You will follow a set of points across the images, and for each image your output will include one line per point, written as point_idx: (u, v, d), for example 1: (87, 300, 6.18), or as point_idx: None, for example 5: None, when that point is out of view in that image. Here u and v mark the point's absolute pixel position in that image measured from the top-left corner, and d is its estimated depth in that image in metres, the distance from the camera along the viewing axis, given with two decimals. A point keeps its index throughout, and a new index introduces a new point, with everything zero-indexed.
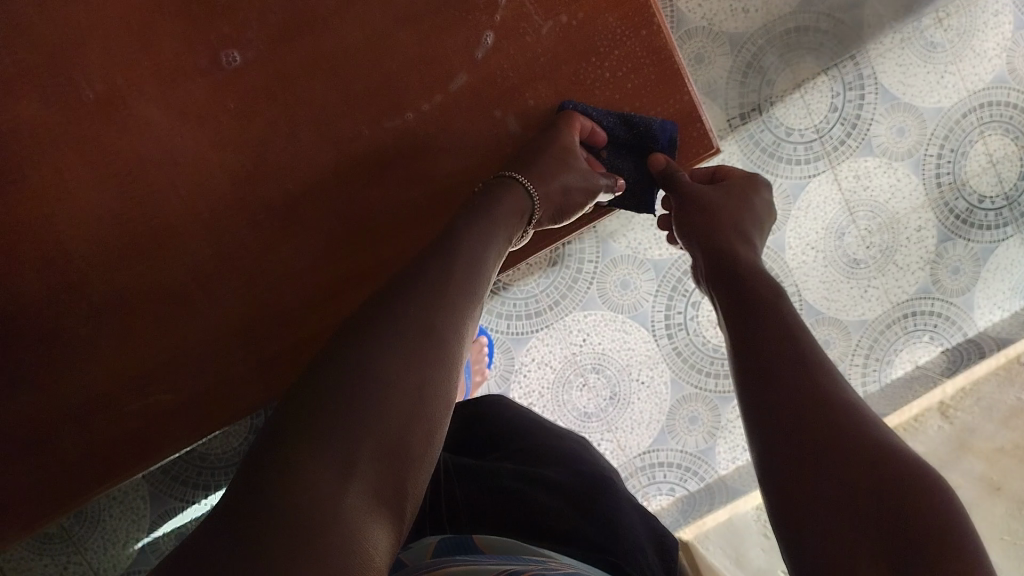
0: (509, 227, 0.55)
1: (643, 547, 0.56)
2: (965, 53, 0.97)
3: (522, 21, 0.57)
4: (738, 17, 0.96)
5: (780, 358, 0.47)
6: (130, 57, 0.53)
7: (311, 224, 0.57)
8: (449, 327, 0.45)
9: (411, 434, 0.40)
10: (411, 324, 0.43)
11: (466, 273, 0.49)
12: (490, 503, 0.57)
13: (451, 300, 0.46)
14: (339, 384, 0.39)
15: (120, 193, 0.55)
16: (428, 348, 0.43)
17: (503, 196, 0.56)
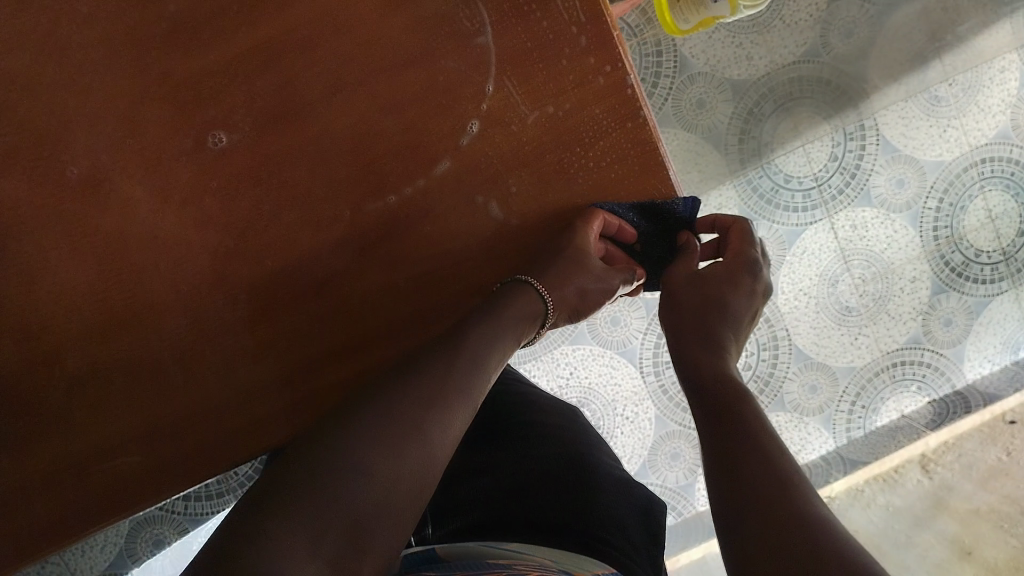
0: (519, 335, 0.58)
1: (619, 506, 0.68)
2: (970, 108, 1.13)
3: (507, 111, 0.58)
4: (742, 64, 1.11)
5: (747, 450, 0.50)
6: (117, 136, 0.55)
7: (286, 300, 0.59)
8: (439, 425, 0.47)
9: (382, 516, 0.42)
10: (402, 420, 0.46)
11: (464, 368, 0.51)
12: (489, 499, 0.69)
13: (450, 398, 0.49)
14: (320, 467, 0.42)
15: (104, 264, 0.57)
16: (411, 445, 0.45)
17: (518, 303, 0.59)
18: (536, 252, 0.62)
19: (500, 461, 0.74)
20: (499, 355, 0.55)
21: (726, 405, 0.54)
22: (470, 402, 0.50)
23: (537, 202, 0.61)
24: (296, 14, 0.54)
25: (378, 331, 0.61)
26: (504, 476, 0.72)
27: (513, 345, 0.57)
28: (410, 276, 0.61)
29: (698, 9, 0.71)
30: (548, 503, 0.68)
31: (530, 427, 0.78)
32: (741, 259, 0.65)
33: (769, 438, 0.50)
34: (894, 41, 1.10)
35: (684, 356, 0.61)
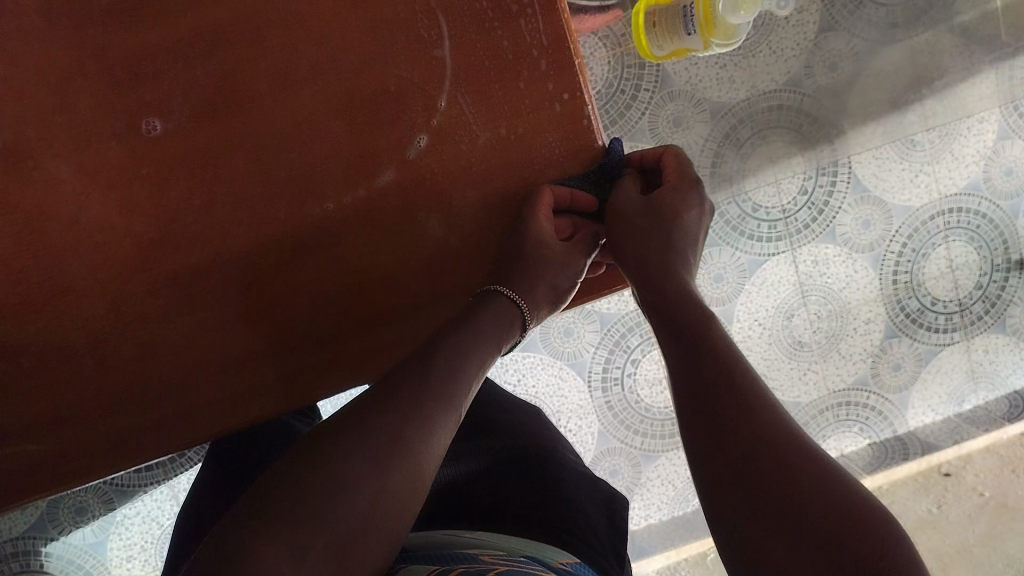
0: (500, 343, 0.54)
1: (587, 505, 0.61)
2: (945, 156, 1.12)
3: (458, 126, 0.56)
4: (723, 86, 1.08)
5: (749, 410, 0.44)
6: (45, 111, 0.52)
7: (209, 299, 0.56)
8: (420, 438, 0.45)
9: (369, 533, 0.41)
10: (384, 433, 0.44)
11: (445, 368, 0.49)
12: (451, 499, 0.61)
13: (430, 408, 0.47)
14: (309, 485, 0.41)
15: (18, 242, 0.53)
16: (399, 455, 0.44)
17: (497, 316, 0.55)
18: (503, 256, 0.56)
19: (456, 453, 0.67)
20: (483, 359, 0.52)
21: (699, 342, 0.50)
22: (459, 403, 0.49)
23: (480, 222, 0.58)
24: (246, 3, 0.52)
25: (298, 338, 0.57)
26: (460, 467, 0.65)
27: (493, 352, 0.54)
28: (338, 285, 0.57)
29: (671, 37, 0.69)
30: (508, 496, 0.61)
31: (489, 420, 0.72)
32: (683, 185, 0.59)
33: (745, 370, 0.47)
34: (877, 82, 1.09)
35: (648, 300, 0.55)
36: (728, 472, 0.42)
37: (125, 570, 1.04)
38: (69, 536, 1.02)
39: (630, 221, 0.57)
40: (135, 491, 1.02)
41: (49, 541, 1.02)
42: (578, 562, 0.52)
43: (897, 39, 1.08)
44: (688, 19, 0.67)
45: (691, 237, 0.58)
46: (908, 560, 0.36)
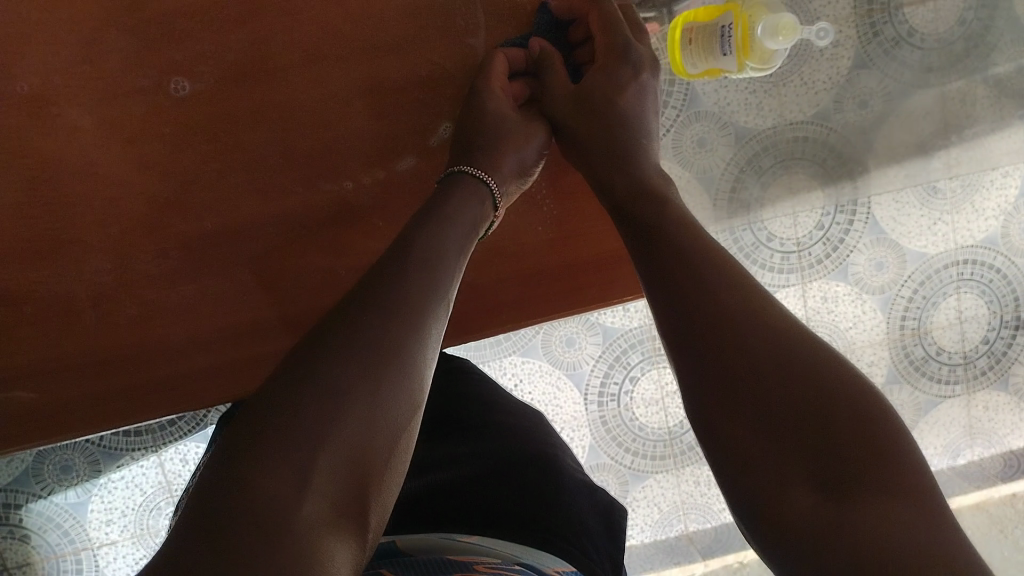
0: (475, 225, 0.52)
1: (585, 515, 0.61)
2: (965, 207, 1.13)
3: None
4: (751, 110, 1.05)
5: (747, 318, 0.41)
6: (74, 60, 0.51)
7: (219, 266, 0.56)
8: (408, 335, 0.41)
9: (375, 438, 0.37)
10: (370, 336, 0.40)
11: (425, 267, 0.45)
12: (443, 499, 0.60)
13: (409, 306, 0.42)
14: (302, 397, 0.36)
15: (33, 190, 0.53)
16: (392, 358, 0.39)
17: (468, 196, 0.52)
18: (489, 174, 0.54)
19: (451, 457, 0.66)
20: (461, 244, 0.49)
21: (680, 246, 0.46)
22: (444, 300, 0.45)
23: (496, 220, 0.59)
24: None
25: (303, 316, 0.58)
26: (458, 469, 0.63)
27: (472, 237, 0.51)
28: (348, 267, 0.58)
29: (705, 56, 0.68)
30: (506, 497, 0.60)
31: (490, 420, 0.71)
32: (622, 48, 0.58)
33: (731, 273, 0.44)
34: (906, 125, 1.08)
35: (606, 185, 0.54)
36: (703, 376, 0.40)
37: (102, 534, 1.03)
38: (52, 495, 1.02)
39: (569, 108, 0.57)
40: (121, 458, 1.01)
41: (31, 497, 1.02)
42: (573, 571, 0.53)
43: (932, 83, 1.06)
44: (725, 39, 0.66)
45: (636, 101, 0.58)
46: (893, 437, 0.36)
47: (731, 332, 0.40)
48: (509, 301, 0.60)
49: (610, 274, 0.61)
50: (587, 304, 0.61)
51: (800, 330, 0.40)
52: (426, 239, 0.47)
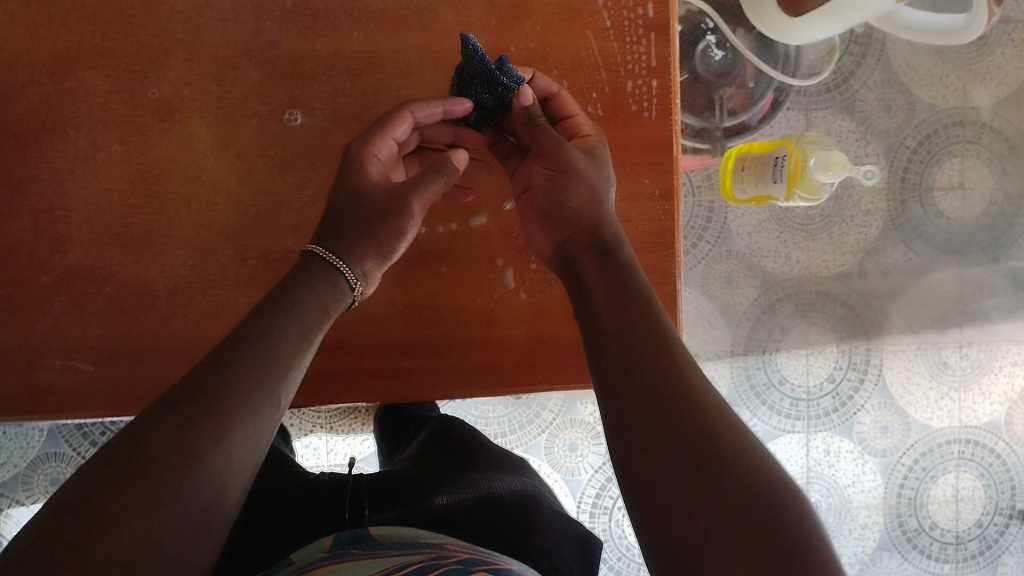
0: (325, 312, 0.49)
1: (558, 545, 0.60)
2: (973, 387, 1.16)
3: None
4: (779, 258, 1.13)
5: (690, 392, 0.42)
6: (206, 78, 0.58)
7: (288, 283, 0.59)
8: (230, 419, 0.40)
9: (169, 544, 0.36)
10: (185, 426, 0.39)
11: (272, 349, 0.44)
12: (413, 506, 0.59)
13: (241, 389, 0.41)
14: (116, 496, 0.35)
15: (140, 182, 0.58)
16: (203, 447, 0.38)
17: (318, 282, 0.50)
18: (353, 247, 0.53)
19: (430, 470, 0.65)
20: (317, 329, 0.48)
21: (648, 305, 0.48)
22: (284, 383, 0.44)
23: (546, 291, 0.64)
24: (412, 37, 0.59)
25: (356, 341, 0.63)
26: (434, 479, 0.62)
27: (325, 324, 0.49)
28: (405, 303, 0.63)
29: (756, 182, 0.76)
30: (480, 512, 0.59)
31: (473, 449, 0.70)
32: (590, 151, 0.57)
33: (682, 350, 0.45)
34: (923, 298, 1.15)
35: (580, 264, 0.53)
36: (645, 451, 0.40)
37: None
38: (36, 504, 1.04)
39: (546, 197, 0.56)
40: None
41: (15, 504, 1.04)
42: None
43: (950, 264, 1.15)
44: (777, 168, 0.73)
45: (591, 189, 0.55)
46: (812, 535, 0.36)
47: (683, 414, 0.40)
48: (545, 367, 0.64)
49: None
50: None
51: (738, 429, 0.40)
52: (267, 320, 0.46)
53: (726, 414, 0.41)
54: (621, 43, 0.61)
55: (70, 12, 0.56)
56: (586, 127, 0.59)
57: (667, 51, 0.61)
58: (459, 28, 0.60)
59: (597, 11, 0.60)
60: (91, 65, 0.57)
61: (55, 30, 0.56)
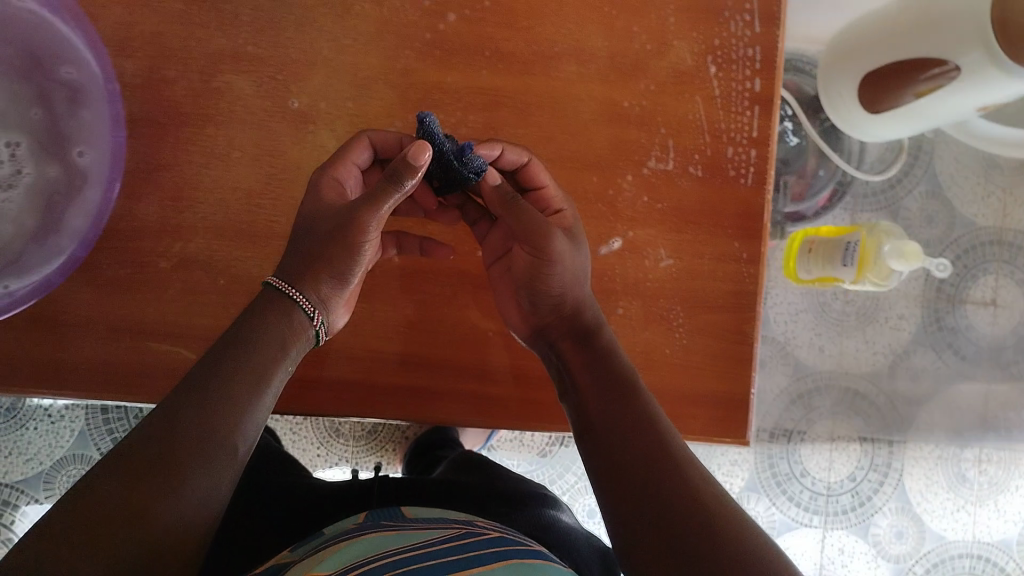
0: (282, 346, 0.51)
1: (574, 549, 0.62)
2: (989, 503, 1.17)
3: (649, 244, 0.64)
4: (813, 350, 1.16)
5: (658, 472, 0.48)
6: (343, 96, 0.63)
7: (394, 293, 0.64)
8: (183, 440, 0.42)
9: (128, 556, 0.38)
10: (138, 452, 0.41)
11: (226, 376, 0.46)
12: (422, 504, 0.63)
13: (191, 411, 0.44)
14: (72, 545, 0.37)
15: (267, 181, 0.62)
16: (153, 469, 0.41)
17: (278, 316, 0.51)
18: (313, 274, 0.54)
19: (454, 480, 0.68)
20: (279, 354, 0.50)
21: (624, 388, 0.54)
22: (240, 401, 0.45)
23: (631, 336, 0.64)
24: (535, 82, 0.64)
25: (448, 362, 0.64)
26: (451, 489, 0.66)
27: (282, 353, 0.50)
28: (495, 330, 0.65)
29: (824, 265, 0.80)
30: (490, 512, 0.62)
31: (504, 471, 0.74)
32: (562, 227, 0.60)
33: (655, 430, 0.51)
34: (949, 408, 1.18)
35: (559, 350, 0.59)
36: (634, 526, 0.47)
37: None
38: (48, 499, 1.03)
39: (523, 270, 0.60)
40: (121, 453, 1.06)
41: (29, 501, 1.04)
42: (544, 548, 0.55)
43: (978, 377, 1.18)
44: (846, 253, 0.77)
45: (569, 274, 0.59)
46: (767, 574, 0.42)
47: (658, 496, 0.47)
48: None
49: (715, 418, 0.65)
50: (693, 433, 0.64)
51: (703, 493, 0.47)
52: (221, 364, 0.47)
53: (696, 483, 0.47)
54: (728, 111, 0.65)
55: (228, 20, 0.61)
56: (555, 199, 0.62)
57: (769, 124, 0.65)
58: (579, 79, 0.64)
59: (708, 79, 0.65)
60: (240, 69, 0.61)
61: (212, 34, 0.61)
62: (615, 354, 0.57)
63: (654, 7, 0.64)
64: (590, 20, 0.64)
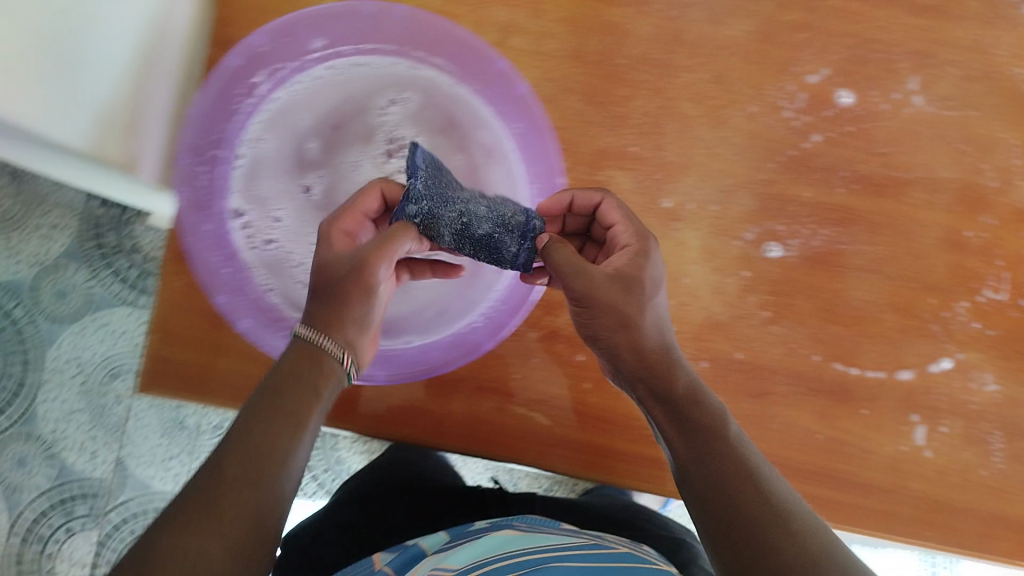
0: (318, 389, 0.50)
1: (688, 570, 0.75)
2: None
3: (974, 368, 0.70)
4: None
5: (746, 525, 0.46)
6: (709, 199, 0.67)
7: (734, 391, 0.68)
8: (226, 485, 0.43)
9: None
10: (182, 510, 0.41)
11: (265, 423, 0.46)
12: (532, 521, 0.73)
13: (230, 459, 0.44)
14: None
15: None
16: (198, 519, 0.41)
17: (303, 363, 0.51)
18: (334, 309, 0.52)
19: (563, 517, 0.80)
20: (315, 393, 0.50)
21: (700, 446, 0.51)
22: (276, 447, 0.46)
23: (953, 454, 0.70)
24: (888, 207, 0.68)
25: (783, 459, 0.68)
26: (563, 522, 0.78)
27: (314, 397, 0.49)
28: (825, 433, 0.68)
29: None
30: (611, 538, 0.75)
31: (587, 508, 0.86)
32: (627, 271, 0.56)
33: (734, 483, 0.49)
34: None
35: (648, 410, 0.55)
36: None
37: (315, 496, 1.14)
38: None
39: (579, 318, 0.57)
40: None
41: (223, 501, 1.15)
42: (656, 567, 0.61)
43: None
44: None
45: (623, 318, 0.55)
46: None
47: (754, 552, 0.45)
48: (939, 521, 0.68)
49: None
50: (998, 551, 0.68)
51: (801, 542, 0.44)
52: (247, 423, 0.47)
53: (778, 530, 0.45)
54: None
55: (619, 121, 0.65)
56: (625, 235, 0.59)
57: None
58: (928, 206, 0.68)
59: None
60: (624, 166, 0.65)
61: (603, 133, 0.65)
62: (700, 397, 0.54)
63: (1003, 150, 0.69)
64: (945, 155, 0.68)
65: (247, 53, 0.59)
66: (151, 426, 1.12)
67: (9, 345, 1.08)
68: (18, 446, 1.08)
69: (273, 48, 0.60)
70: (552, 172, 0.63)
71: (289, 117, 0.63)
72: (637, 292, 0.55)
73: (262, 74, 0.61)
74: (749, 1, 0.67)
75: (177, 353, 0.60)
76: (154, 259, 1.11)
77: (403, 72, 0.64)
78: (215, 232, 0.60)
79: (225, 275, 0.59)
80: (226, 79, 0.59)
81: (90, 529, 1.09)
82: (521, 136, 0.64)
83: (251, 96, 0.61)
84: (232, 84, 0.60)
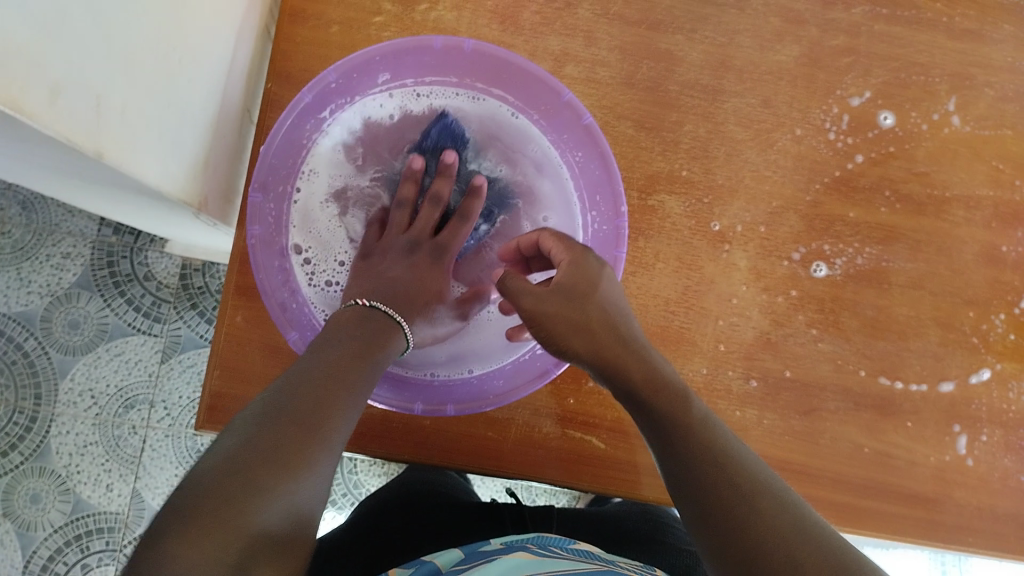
0: (380, 348, 0.55)
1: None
2: None
3: (1015, 378, 0.71)
4: None
5: (706, 460, 0.47)
6: (757, 219, 0.68)
7: (784, 407, 0.67)
8: (301, 406, 0.47)
9: (275, 483, 0.41)
10: (260, 420, 0.45)
11: (337, 364, 0.51)
12: (554, 540, 0.58)
13: (310, 386, 0.48)
14: (226, 478, 0.40)
15: (683, 293, 0.66)
16: (280, 425, 0.45)
17: (367, 325, 0.56)
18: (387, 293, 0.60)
19: (572, 520, 0.72)
20: (373, 351, 0.54)
21: (665, 409, 0.50)
22: (350, 393, 0.50)
23: (993, 460, 0.70)
24: (928, 223, 0.70)
25: (832, 473, 0.67)
26: (570, 528, 0.71)
27: (378, 353, 0.55)
28: (872, 445, 0.68)
29: None
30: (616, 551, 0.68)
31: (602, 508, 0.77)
32: (569, 282, 0.55)
33: (697, 432, 0.48)
34: None
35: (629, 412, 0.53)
36: (702, 524, 0.45)
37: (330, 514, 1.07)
38: None
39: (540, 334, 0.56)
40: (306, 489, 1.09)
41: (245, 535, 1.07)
42: None
43: None
44: None
45: (576, 324, 0.54)
46: (812, 554, 0.40)
47: (715, 486, 0.45)
48: (980, 528, 0.68)
49: None
50: None
51: (765, 485, 0.45)
52: (315, 366, 0.51)
53: (742, 472, 0.46)
54: None
55: (670, 146, 0.67)
56: (560, 252, 0.58)
57: None
58: (967, 223, 0.70)
59: None
60: (674, 191, 0.67)
61: (654, 157, 0.66)
62: (660, 375, 0.52)
63: None
64: (982, 173, 0.71)
65: (318, 89, 0.62)
66: (168, 456, 1.04)
67: (21, 379, 1.02)
68: (30, 481, 1.01)
69: (343, 84, 0.63)
70: (615, 200, 0.65)
71: (340, 155, 0.66)
72: (583, 299, 0.55)
73: (329, 109, 0.65)
74: (794, 27, 0.69)
75: (233, 387, 0.59)
76: (170, 286, 1.06)
77: (466, 102, 0.68)
78: (283, 265, 0.64)
79: (292, 310, 0.62)
80: (297, 115, 0.62)
81: (108, 565, 1.01)
82: (582, 165, 0.67)
83: (318, 132, 0.65)
84: (303, 120, 0.63)
